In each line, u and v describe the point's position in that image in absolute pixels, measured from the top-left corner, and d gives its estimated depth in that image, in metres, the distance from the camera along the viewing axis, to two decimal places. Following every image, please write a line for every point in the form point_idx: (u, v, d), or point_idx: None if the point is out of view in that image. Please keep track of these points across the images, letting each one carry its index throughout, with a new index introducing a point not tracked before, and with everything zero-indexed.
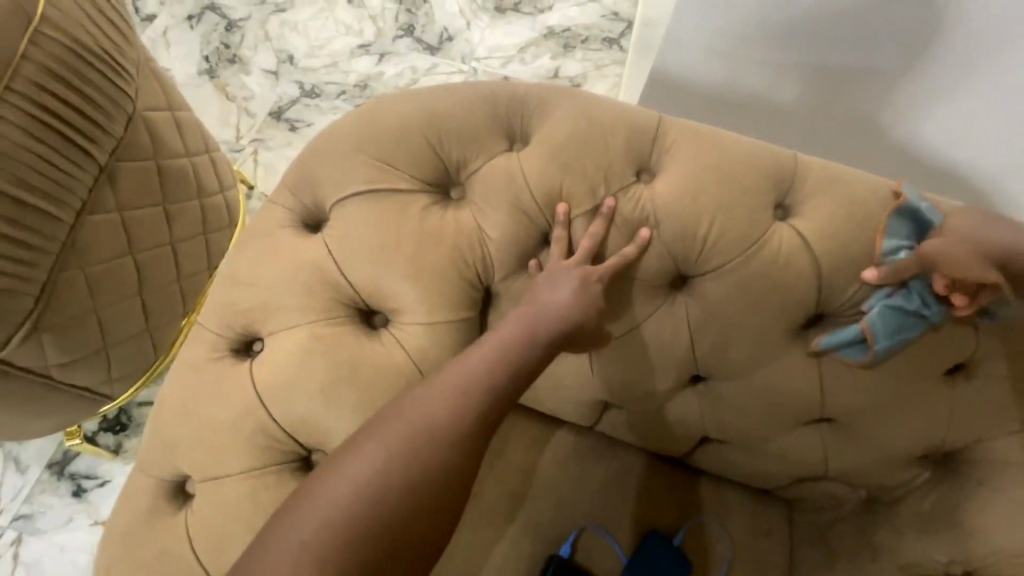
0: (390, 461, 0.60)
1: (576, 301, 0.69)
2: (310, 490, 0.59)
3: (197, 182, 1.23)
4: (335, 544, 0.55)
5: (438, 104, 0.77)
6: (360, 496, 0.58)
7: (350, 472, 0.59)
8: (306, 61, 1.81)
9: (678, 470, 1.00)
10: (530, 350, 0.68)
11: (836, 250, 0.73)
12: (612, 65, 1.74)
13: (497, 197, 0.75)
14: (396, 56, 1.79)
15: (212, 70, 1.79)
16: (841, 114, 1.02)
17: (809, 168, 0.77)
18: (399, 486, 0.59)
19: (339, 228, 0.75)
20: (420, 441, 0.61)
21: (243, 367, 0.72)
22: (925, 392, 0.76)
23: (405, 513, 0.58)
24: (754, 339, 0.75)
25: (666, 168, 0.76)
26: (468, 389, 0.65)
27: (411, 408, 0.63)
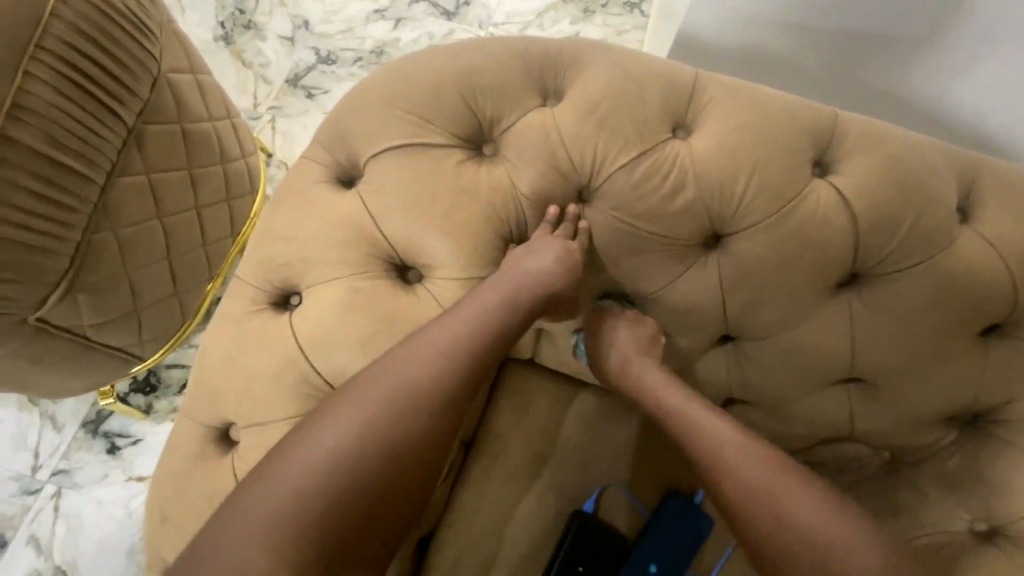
0: (416, 381, 0.65)
1: (558, 271, 0.71)
2: (276, 462, 0.61)
3: (220, 147, 1.24)
4: (356, 450, 0.61)
5: (470, 60, 0.77)
6: (333, 464, 0.60)
7: (325, 442, 0.61)
8: (321, 27, 1.78)
9: None
10: (510, 321, 0.71)
11: (875, 208, 0.72)
12: (633, 30, 1.70)
13: (531, 154, 0.74)
14: (413, 22, 1.76)
15: (228, 36, 1.78)
16: (863, 85, 0.98)
17: (848, 126, 0.75)
18: (421, 408, 0.64)
19: (373, 183, 0.75)
20: (395, 410, 0.63)
21: (283, 320, 0.74)
22: (960, 353, 0.76)
23: (377, 481, 0.61)
24: (787, 299, 0.75)
25: (701, 126, 0.75)
26: (445, 356, 0.67)
27: (386, 376, 0.65)
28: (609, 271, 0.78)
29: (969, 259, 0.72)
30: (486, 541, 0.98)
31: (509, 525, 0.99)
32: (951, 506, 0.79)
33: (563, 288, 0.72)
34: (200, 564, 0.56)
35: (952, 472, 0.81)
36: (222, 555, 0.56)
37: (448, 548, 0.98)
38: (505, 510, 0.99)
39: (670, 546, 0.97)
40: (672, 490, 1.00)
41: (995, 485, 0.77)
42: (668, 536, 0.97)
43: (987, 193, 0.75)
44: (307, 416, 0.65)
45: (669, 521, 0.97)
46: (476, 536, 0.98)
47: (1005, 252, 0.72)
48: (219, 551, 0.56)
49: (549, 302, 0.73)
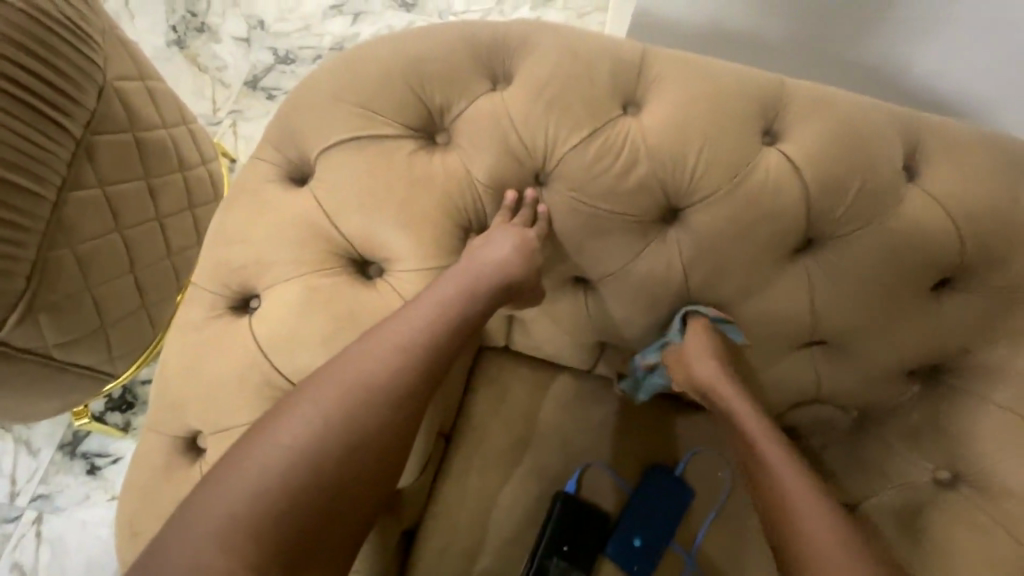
0: (375, 377, 0.65)
1: (518, 258, 0.72)
2: (236, 460, 0.60)
3: (178, 153, 1.21)
4: (315, 448, 0.60)
5: (416, 48, 0.75)
6: (292, 462, 0.59)
7: (283, 442, 0.60)
8: (278, 26, 1.74)
9: (657, 399, 1.08)
10: (470, 310, 0.71)
11: (824, 173, 0.73)
12: (594, 12, 1.70)
13: (483, 140, 0.74)
14: (370, 15, 1.73)
15: (181, 41, 1.73)
16: (825, 53, 0.98)
17: (795, 92, 0.76)
18: (382, 403, 0.64)
19: (326, 179, 0.74)
20: (357, 405, 0.63)
21: (242, 323, 0.72)
22: (916, 308, 0.77)
23: (340, 474, 0.61)
24: (746, 268, 0.76)
25: (651, 101, 0.75)
26: (405, 349, 0.67)
27: (347, 370, 0.65)
28: (570, 253, 0.78)
29: (919, 216, 0.73)
30: (472, 530, 0.99)
31: (493, 512, 1.00)
32: (913, 457, 0.82)
33: (523, 275, 0.73)
34: (163, 570, 0.55)
35: (915, 424, 0.83)
36: (182, 555, 0.55)
37: (434, 540, 0.98)
38: (488, 497, 1.00)
39: (652, 521, 0.99)
40: (653, 467, 1.03)
41: (956, 433, 0.79)
42: (652, 511, 1.00)
43: (935, 149, 0.76)
44: (267, 413, 0.64)
45: (651, 496, 1.01)
46: (461, 524, 0.99)
47: (951, 206, 0.74)
48: (178, 553, 0.55)
49: (510, 290, 0.73)
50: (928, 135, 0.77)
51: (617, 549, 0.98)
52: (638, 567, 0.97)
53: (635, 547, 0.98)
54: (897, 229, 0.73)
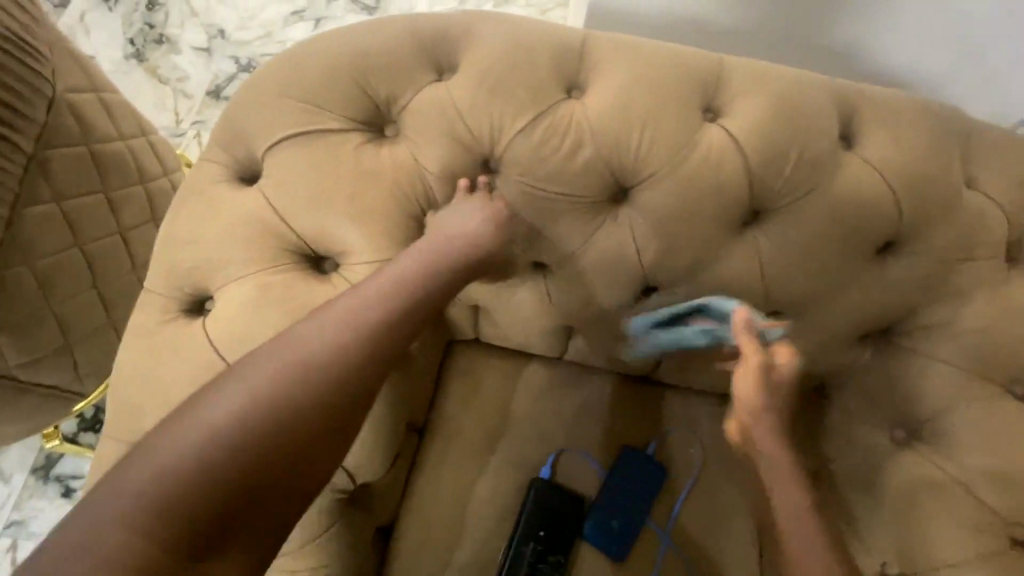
0: (320, 354, 0.63)
1: (478, 241, 0.73)
2: (166, 433, 0.58)
3: (138, 166, 1.19)
4: (247, 419, 0.58)
5: (359, 42, 0.76)
6: (221, 430, 0.57)
7: (217, 410, 0.58)
8: (238, 34, 1.73)
9: (629, 382, 1.09)
10: (424, 291, 0.70)
11: (764, 146, 0.75)
12: (555, 8, 1.72)
13: (430, 130, 0.74)
14: (332, 19, 1.73)
15: (140, 53, 1.71)
16: (785, 37, 1.00)
17: (733, 69, 0.78)
18: (325, 381, 0.62)
19: (274, 176, 0.74)
20: (298, 387, 0.61)
21: (196, 325, 0.72)
22: (863, 274, 0.79)
23: (265, 457, 0.58)
24: (696, 243, 0.78)
25: (594, 84, 0.76)
26: (353, 327, 0.65)
27: (295, 347, 0.63)
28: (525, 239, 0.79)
29: (857, 182, 0.76)
30: (449, 521, 0.99)
31: (469, 502, 1.00)
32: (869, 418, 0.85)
33: (479, 259, 0.73)
34: (69, 540, 0.52)
35: None
36: (89, 522, 0.53)
37: (411, 534, 0.98)
38: (464, 488, 1.01)
39: (625, 501, 1.01)
40: (625, 447, 1.04)
41: (909, 393, 0.82)
42: (626, 491, 1.01)
43: (872, 118, 0.78)
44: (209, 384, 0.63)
45: (625, 476, 1.02)
46: (438, 517, 1.00)
47: (887, 172, 0.76)
48: (86, 520, 0.53)
49: (465, 274, 0.73)
50: (863, 105, 0.79)
51: (593, 531, 0.99)
52: (614, 547, 0.99)
53: (610, 528, 0.99)
54: (837, 197, 0.75)
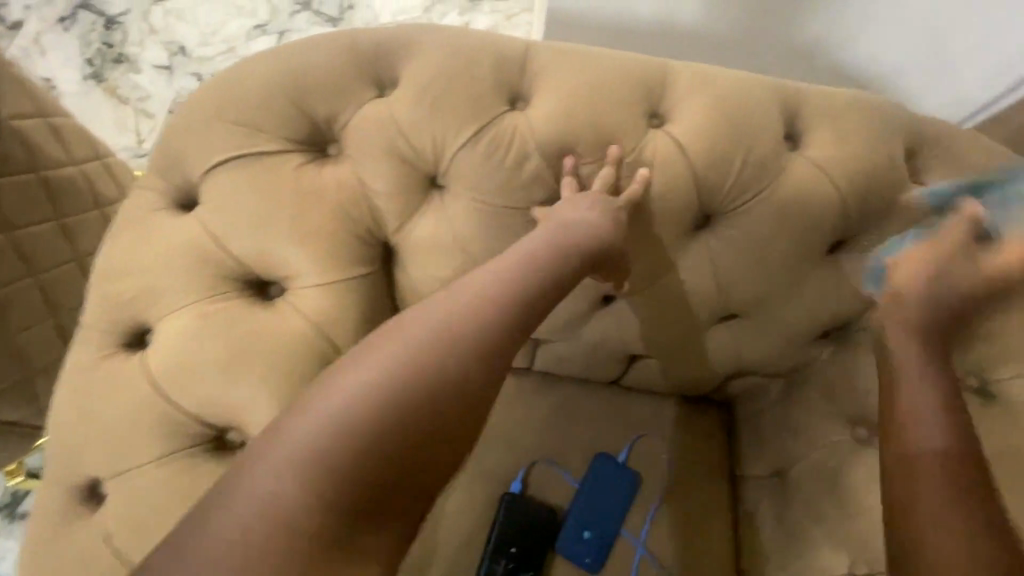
0: (419, 362, 0.55)
1: (585, 233, 0.68)
2: (263, 450, 0.52)
3: (93, 191, 1.14)
4: (343, 442, 0.51)
5: (296, 60, 0.74)
6: (318, 453, 0.50)
7: (305, 429, 0.52)
8: (200, 50, 1.70)
9: (600, 391, 1.08)
10: (528, 292, 0.63)
11: (709, 150, 0.74)
12: (521, 13, 1.72)
13: (371, 148, 0.73)
14: (295, 32, 1.71)
15: (98, 73, 1.67)
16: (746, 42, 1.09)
17: (678, 73, 0.78)
18: (427, 394, 0.54)
19: (211, 201, 0.72)
20: (400, 394, 0.54)
21: (135, 359, 0.70)
22: (815, 274, 0.79)
23: (367, 479, 0.51)
24: (648, 250, 0.78)
25: (537, 95, 0.75)
26: (452, 331, 0.58)
27: (396, 351, 0.56)
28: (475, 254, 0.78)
29: (804, 183, 0.75)
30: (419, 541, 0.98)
31: (440, 522, 0.98)
32: (831, 416, 0.85)
33: (577, 260, 0.67)
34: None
35: (831, 385, 0.86)
36: (193, 559, 0.47)
37: None
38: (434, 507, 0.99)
39: (600, 511, 0.99)
40: (597, 454, 1.03)
41: (866, 390, 0.82)
42: (598, 499, 1.00)
43: (817, 117, 0.78)
44: (298, 399, 0.56)
45: (597, 484, 1.01)
46: None
47: (833, 171, 0.75)
48: (189, 557, 0.47)
49: (570, 275, 0.67)
50: (809, 105, 0.79)
51: (568, 544, 0.98)
52: (589, 559, 0.97)
53: (585, 539, 0.98)
54: (785, 201, 0.75)
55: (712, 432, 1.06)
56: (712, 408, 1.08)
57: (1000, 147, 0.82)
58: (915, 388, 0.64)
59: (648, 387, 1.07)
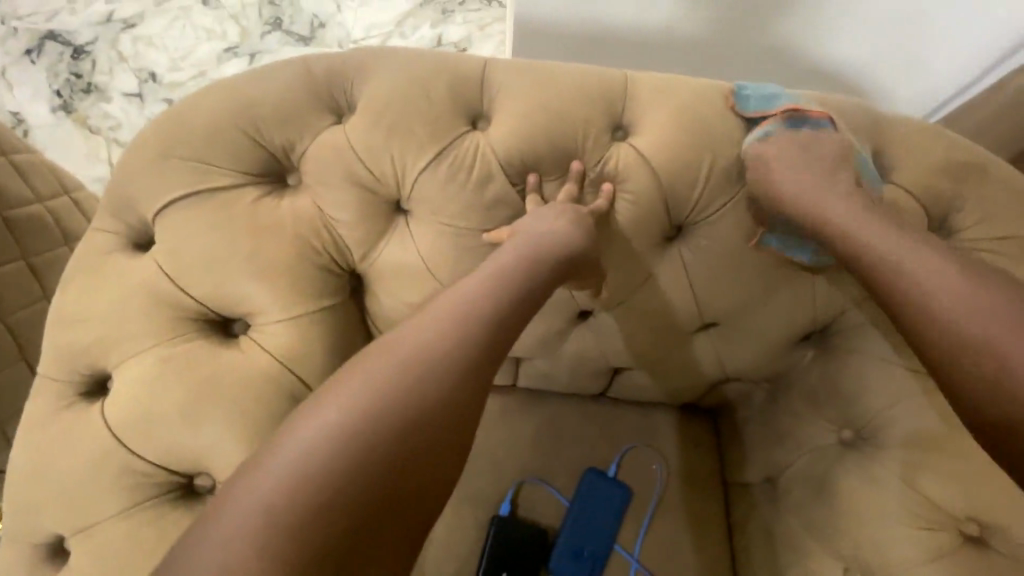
0: (385, 395, 0.55)
1: (551, 248, 0.67)
2: (238, 493, 0.51)
3: (64, 227, 1.07)
4: (309, 486, 0.50)
5: (249, 89, 0.72)
6: (285, 499, 0.49)
7: (271, 476, 0.51)
8: (171, 76, 1.67)
9: (586, 405, 1.06)
10: (495, 313, 0.62)
11: (675, 160, 0.73)
12: (494, 23, 1.72)
13: (330, 176, 0.71)
14: (267, 53, 1.69)
15: (67, 104, 1.64)
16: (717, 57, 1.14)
17: (639, 84, 0.77)
18: (394, 427, 0.54)
19: (167, 240, 0.70)
20: (377, 419, 0.54)
21: (95, 408, 0.67)
22: (790, 278, 0.78)
23: (344, 514, 0.50)
24: (620, 263, 0.76)
25: (497, 113, 0.74)
26: (417, 362, 0.57)
27: (360, 387, 0.55)
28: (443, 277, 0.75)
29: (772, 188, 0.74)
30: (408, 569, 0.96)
31: (428, 550, 0.95)
32: (816, 420, 0.84)
33: (544, 277, 0.66)
34: None
35: (815, 389, 0.85)
36: None
37: None
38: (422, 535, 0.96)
39: (592, 528, 0.97)
40: (586, 470, 1.00)
41: (849, 393, 0.81)
42: (590, 516, 0.97)
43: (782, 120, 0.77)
44: (264, 444, 0.55)
45: (588, 501, 0.98)
46: None
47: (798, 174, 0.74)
48: None
49: (537, 294, 0.66)
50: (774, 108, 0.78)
51: (559, 564, 0.95)
52: None
53: (577, 558, 0.95)
54: (752, 210, 0.75)
55: (702, 439, 1.04)
56: (701, 415, 1.07)
57: (967, 140, 0.81)
58: (992, 335, 0.60)
59: (634, 398, 1.05)
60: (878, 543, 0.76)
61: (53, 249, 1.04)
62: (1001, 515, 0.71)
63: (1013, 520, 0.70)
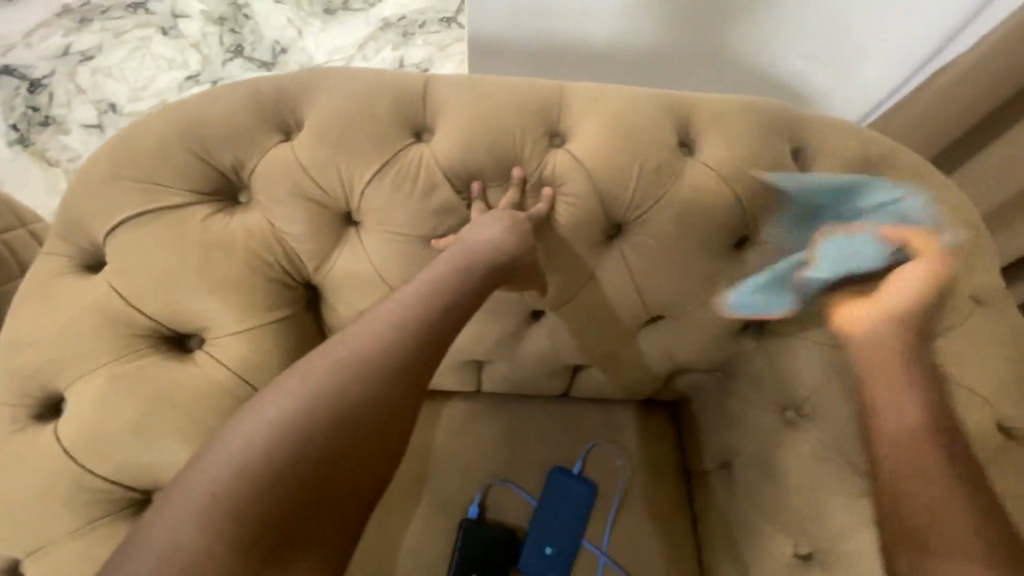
0: (324, 394, 0.59)
1: (488, 254, 0.70)
2: (185, 482, 0.55)
3: (20, 263, 1.04)
4: (249, 476, 0.54)
5: (197, 111, 0.75)
6: (226, 489, 0.54)
7: (215, 468, 0.55)
8: (131, 106, 1.68)
9: (550, 406, 1.08)
10: (432, 317, 0.66)
11: (608, 164, 0.77)
12: (454, 43, 1.78)
13: (279, 192, 0.74)
14: (229, 79, 1.71)
15: (25, 137, 1.63)
16: (655, 72, 1.23)
17: (574, 94, 0.82)
18: (331, 422, 0.58)
19: (117, 260, 0.71)
20: (320, 413, 0.58)
21: (47, 430, 0.68)
22: (723, 269, 0.83)
23: (282, 501, 0.55)
24: (563, 264, 0.80)
25: (439, 126, 0.77)
26: (357, 363, 0.61)
27: (301, 388, 0.59)
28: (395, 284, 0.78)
29: (700, 185, 0.79)
30: None
31: (397, 560, 0.96)
32: (759, 403, 0.89)
33: (480, 280, 0.70)
34: None
35: (757, 374, 0.89)
36: None
37: None
38: (390, 544, 0.96)
39: (560, 525, 0.98)
40: (553, 469, 1.02)
41: (785, 376, 0.86)
42: (558, 515, 0.99)
43: (708, 123, 0.83)
44: (210, 439, 0.59)
45: (555, 499, 1.00)
46: None
47: (723, 171, 0.80)
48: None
49: (474, 297, 0.70)
50: (700, 112, 0.83)
51: (531, 563, 0.96)
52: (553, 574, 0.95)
53: (547, 556, 0.96)
54: (687, 206, 0.79)
55: (662, 432, 1.08)
56: (660, 409, 1.10)
57: (879, 134, 0.88)
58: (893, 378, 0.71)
59: (596, 396, 1.08)
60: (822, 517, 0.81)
61: (8, 287, 1.01)
62: None
63: None
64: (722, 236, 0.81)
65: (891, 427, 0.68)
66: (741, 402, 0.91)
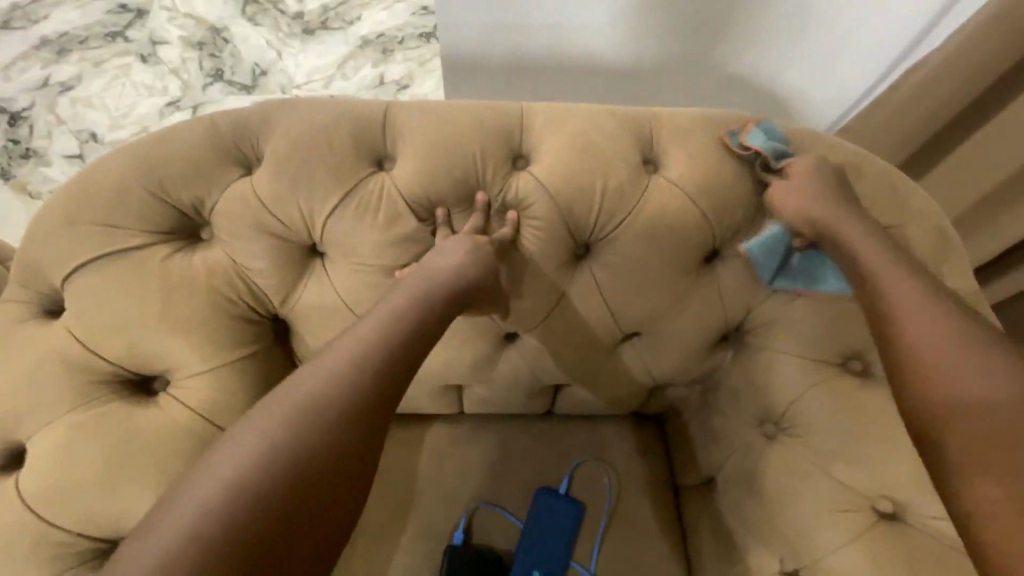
0: (285, 434, 0.57)
1: (450, 280, 0.70)
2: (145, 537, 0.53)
3: None
4: (210, 522, 0.52)
5: (154, 150, 0.74)
6: (187, 538, 0.51)
7: (176, 517, 0.53)
8: (112, 134, 1.67)
9: (534, 425, 1.07)
10: (393, 347, 0.65)
11: (571, 184, 0.77)
12: (433, 57, 1.79)
13: (240, 228, 0.73)
14: (210, 104, 1.70)
15: (6, 171, 1.62)
16: (625, 87, 1.24)
17: (536, 115, 0.81)
18: (294, 461, 0.56)
19: (77, 306, 0.70)
20: (282, 452, 0.57)
21: (9, 482, 0.67)
22: (695, 284, 0.82)
23: (247, 546, 0.52)
24: (532, 286, 0.80)
25: (400, 154, 0.77)
26: (317, 400, 0.60)
27: (260, 429, 0.58)
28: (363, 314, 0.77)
29: (665, 202, 0.78)
30: None
31: None
32: (740, 416, 0.88)
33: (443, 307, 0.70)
34: None
35: (736, 387, 0.89)
36: None
37: None
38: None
39: (548, 548, 0.94)
40: (539, 489, 0.98)
41: (764, 388, 0.85)
42: (545, 538, 0.95)
43: (672, 137, 0.82)
44: (171, 491, 0.57)
45: (541, 521, 0.96)
46: None
47: (688, 186, 0.79)
48: None
49: (437, 324, 0.70)
50: (664, 127, 0.83)
51: None
52: None
53: None
54: (654, 223, 0.78)
55: (650, 447, 1.05)
56: (647, 423, 1.08)
57: (846, 142, 0.87)
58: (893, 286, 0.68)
59: (580, 413, 1.06)
60: (807, 532, 0.80)
61: None
62: (907, 490, 0.76)
63: (916, 496, 0.75)
64: (691, 251, 0.80)
65: (908, 323, 0.64)
66: (723, 415, 0.91)
